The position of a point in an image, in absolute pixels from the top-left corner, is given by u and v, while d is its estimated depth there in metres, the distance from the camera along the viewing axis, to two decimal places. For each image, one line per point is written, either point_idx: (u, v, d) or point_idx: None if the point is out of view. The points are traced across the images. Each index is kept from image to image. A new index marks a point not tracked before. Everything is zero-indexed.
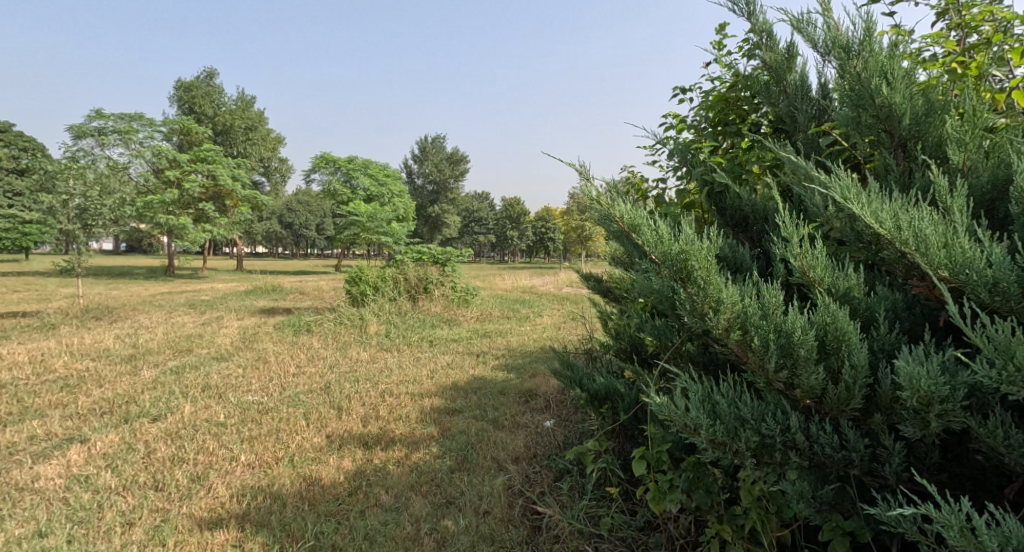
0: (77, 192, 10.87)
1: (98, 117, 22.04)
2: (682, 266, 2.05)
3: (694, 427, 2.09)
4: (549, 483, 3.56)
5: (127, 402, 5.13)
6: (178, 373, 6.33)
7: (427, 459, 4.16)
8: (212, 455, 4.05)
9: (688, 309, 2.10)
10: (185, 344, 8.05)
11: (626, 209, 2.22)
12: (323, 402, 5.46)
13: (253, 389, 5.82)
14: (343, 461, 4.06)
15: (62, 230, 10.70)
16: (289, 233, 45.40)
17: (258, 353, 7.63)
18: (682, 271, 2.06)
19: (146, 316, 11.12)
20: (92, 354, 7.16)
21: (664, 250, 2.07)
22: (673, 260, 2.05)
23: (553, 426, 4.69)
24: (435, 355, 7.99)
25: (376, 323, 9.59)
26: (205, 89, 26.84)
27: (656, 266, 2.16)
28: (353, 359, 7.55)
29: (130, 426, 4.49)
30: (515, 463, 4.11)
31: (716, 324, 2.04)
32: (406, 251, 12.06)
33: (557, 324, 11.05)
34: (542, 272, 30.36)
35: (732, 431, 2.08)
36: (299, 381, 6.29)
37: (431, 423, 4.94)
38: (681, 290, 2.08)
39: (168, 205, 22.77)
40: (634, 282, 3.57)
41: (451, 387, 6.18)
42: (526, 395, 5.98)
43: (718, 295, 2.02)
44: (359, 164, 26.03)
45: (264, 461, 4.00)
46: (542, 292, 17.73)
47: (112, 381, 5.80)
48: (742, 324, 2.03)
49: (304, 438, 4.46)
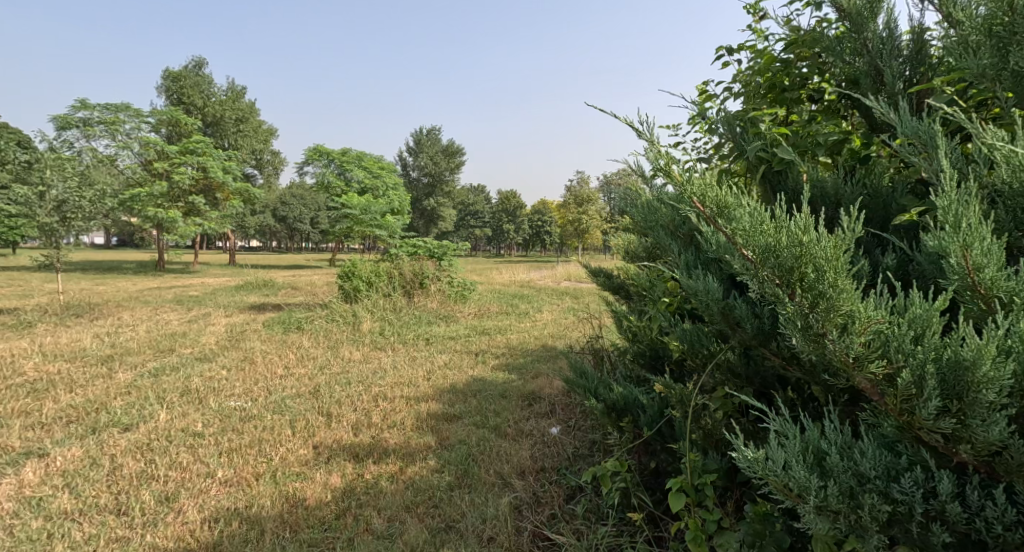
0: (55, 183, 10.43)
1: (83, 108, 21.59)
2: (793, 270, 1.68)
3: (799, 491, 1.76)
4: (562, 507, 3.19)
5: (97, 409, 4.74)
6: (157, 375, 5.94)
7: (424, 473, 3.79)
8: (185, 470, 3.68)
9: (800, 328, 1.72)
10: (168, 343, 7.66)
11: None
12: (311, 407, 5.07)
13: (235, 394, 5.42)
14: (331, 477, 3.68)
15: (40, 224, 10.29)
16: (283, 226, 44.95)
17: (244, 353, 7.23)
18: (793, 276, 1.69)
19: (130, 313, 10.73)
20: (67, 354, 6.78)
21: (768, 242, 1.71)
22: (783, 262, 1.68)
23: (561, 435, 4.32)
24: (432, 355, 7.60)
25: (370, 320, 9.20)
26: (195, 79, 26.27)
27: (752, 268, 1.77)
28: (345, 359, 7.17)
29: (97, 438, 4.11)
30: (521, 478, 3.74)
31: (843, 348, 1.66)
32: (401, 245, 11.66)
33: (557, 320, 10.69)
34: (539, 266, 29.96)
35: (848, 490, 1.77)
36: (286, 384, 5.89)
37: (428, 431, 4.57)
38: (789, 302, 1.71)
39: (157, 198, 22.30)
40: (656, 278, 3.18)
41: (449, 390, 5.79)
42: (529, 399, 5.59)
43: (849, 308, 1.64)
44: (353, 157, 25.56)
45: (242, 477, 3.63)
46: (540, 287, 17.34)
47: (84, 386, 5.42)
48: (882, 350, 1.66)
49: (289, 449, 4.09)
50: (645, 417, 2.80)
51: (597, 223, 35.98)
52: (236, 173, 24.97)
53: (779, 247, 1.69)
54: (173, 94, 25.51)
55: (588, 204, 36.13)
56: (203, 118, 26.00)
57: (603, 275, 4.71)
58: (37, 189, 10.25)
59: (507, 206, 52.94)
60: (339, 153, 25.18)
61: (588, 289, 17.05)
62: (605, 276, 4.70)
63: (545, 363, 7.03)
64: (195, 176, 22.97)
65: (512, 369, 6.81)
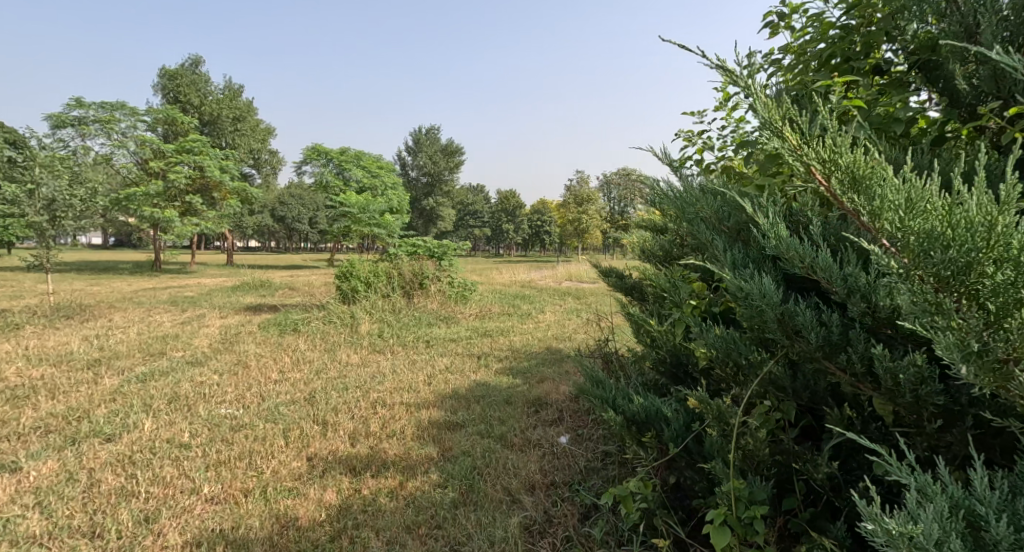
0: (44, 181, 10.14)
1: (78, 107, 21.27)
2: (964, 271, 1.43)
3: None
4: (576, 529, 2.94)
5: (79, 418, 4.47)
6: (145, 380, 5.66)
7: (426, 489, 3.53)
8: (170, 486, 3.41)
9: (961, 343, 1.46)
10: (158, 346, 7.38)
11: (853, 159, 1.55)
12: (307, 415, 4.81)
13: (227, 400, 5.15)
14: (325, 493, 3.42)
15: (29, 223, 9.99)
16: (281, 227, 44.67)
17: (238, 356, 6.96)
18: (960, 279, 1.44)
19: (122, 314, 10.45)
20: (52, 359, 6.49)
21: (932, 228, 1.45)
22: (956, 262, 1.43)
23: (572, 447, 4.06)
24: (433, 358, 7.34)
25: (369, 321, 8.93)
26: (192, 78, 25.97)
27: (902, 263, 1.50)
28: (342, 362, 6.90)
29: (76, 450, 3.84)
30: (530, 494, 3.48)
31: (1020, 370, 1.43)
32: (400, 244, 11.38)
33: (560, 322, 10.43)
34: (539, 266, 29.67)
35: None
36: (280, 389, 5.62)
37: (430, 442, 4.30)
38: (952, 308, 1.46)
39: (152, 197, 22.01)
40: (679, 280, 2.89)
41: (451, 396, 5.53)
42: (535, 405, 5.33)
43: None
44: (351, 156, 25.31)
45: (230, 493, 3.37)
46: (541, 286, 17.09)
47: (67, 392, 5.14)
48: None
49: (281, 462, 3.82)
50: (670, 432, 2.55)
51: (597, 223, 35.76)
52: (233, 172, 24.69)
53: (951, 234, 1.43)
54: (169, 92, 25.19)
55: (588, 204, 35.90)
56: (200, 117, 25.70)
57: (613, 277, 4.48)
58: (26, 187, 9.96)
59: (506, 206, 52.69)
60: (337, 152, 24.92)
61: (589, 289, 16.81)
62: (615, 279, 4.46)
63: (551, 366, 6.77)
64: (192, 175, 22.66)
65: (515, 373, 6.55)
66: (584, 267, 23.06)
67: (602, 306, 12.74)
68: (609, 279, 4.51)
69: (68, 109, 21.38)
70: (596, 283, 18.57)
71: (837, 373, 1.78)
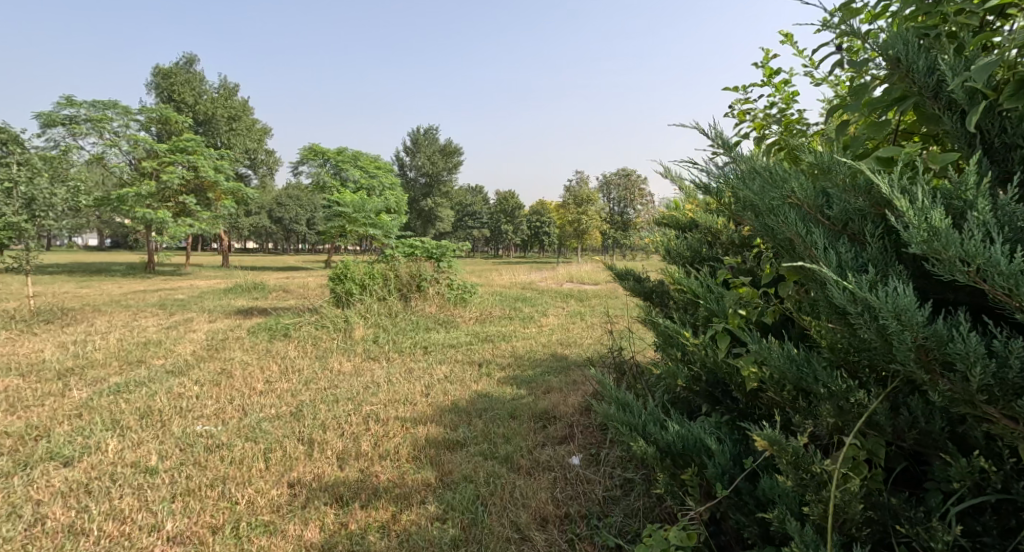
0: (23, 179, 9.66)
1: (69, 105, 20.68)
2: None
3: None
4: None
5: (37, 438, 4.03)
6: (118, 392, 5.21)
7: (422, 522, 3.13)
8: (126, 522, 2.99)
9: None
10: (138, 353, 6.93)
11: None
12: (293, 432, 4.37)
13: (206, 415, 4.71)
14: (306, 529, 3.01)
15: (7, 222, 9.51)
16: (278, 227, 44.18)
17: (222, 364, 6.49)
18: None
19: (105, 319, 9.97)
20: (21, 368, 6.03)
21: None
22: None
23: (585, 470, 3.66)
24: (432, 366, 6.89)
25: (364, 326, 8.49)
26: (186, 76, 25.46)
27: None
28: (334, 371, 6.46)
29: (25, 477, 3.40)
30: (541, 528, 3.08)
31: None
32: (397, 244, 10.94)
33: (564, 326, 10.03)
34: (539, 268, 29.26)
35: None
36: (265, 402, 5.18)
37: (427, 464, 3.89)
38: None
39: (145, 198, 21.53)
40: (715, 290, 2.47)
41: (451, 409, 5.10)
42: (542, 420, 4.91)
43: None
44: (347, 155, 24.89)
45: (195, 531, 2.95)
46: (542, 288, 16.63)
47: (30, 407, 4.69)
48: None
49: (259, 489, 3.40)
50: (714, 470, 2.17)
51: (596, 223, 35.34)
52: (228, 172, 24.21)
53: None
54: (163, 91, 24.69)
55: (588, 204, 35.47)
56: (194, 116, 25.18)
57: (627, 282, 4.10)
58: (3, 185, 9.47)
59: (505, 207, 52.28)
60: (334, 152, 24.50)
61: (591, 291, 16.35)
62: (629, 284, 4.09)
63: (556, 375, 6.35)
64: (186, 175, 22.15)
65: (520, 383, 6.12)
66: (584, 268, 22.62)
67: (606, 309, 12.30)
68: (625, 283, 4.12)
69: (58, 107, 20.90)
70: (598, 285, 18.12)
71: (1000, 422, 1.47)
